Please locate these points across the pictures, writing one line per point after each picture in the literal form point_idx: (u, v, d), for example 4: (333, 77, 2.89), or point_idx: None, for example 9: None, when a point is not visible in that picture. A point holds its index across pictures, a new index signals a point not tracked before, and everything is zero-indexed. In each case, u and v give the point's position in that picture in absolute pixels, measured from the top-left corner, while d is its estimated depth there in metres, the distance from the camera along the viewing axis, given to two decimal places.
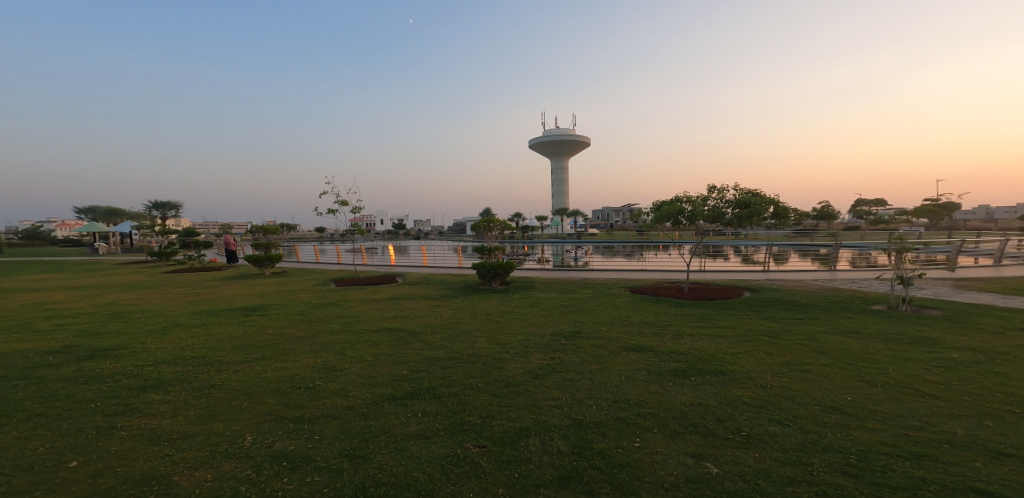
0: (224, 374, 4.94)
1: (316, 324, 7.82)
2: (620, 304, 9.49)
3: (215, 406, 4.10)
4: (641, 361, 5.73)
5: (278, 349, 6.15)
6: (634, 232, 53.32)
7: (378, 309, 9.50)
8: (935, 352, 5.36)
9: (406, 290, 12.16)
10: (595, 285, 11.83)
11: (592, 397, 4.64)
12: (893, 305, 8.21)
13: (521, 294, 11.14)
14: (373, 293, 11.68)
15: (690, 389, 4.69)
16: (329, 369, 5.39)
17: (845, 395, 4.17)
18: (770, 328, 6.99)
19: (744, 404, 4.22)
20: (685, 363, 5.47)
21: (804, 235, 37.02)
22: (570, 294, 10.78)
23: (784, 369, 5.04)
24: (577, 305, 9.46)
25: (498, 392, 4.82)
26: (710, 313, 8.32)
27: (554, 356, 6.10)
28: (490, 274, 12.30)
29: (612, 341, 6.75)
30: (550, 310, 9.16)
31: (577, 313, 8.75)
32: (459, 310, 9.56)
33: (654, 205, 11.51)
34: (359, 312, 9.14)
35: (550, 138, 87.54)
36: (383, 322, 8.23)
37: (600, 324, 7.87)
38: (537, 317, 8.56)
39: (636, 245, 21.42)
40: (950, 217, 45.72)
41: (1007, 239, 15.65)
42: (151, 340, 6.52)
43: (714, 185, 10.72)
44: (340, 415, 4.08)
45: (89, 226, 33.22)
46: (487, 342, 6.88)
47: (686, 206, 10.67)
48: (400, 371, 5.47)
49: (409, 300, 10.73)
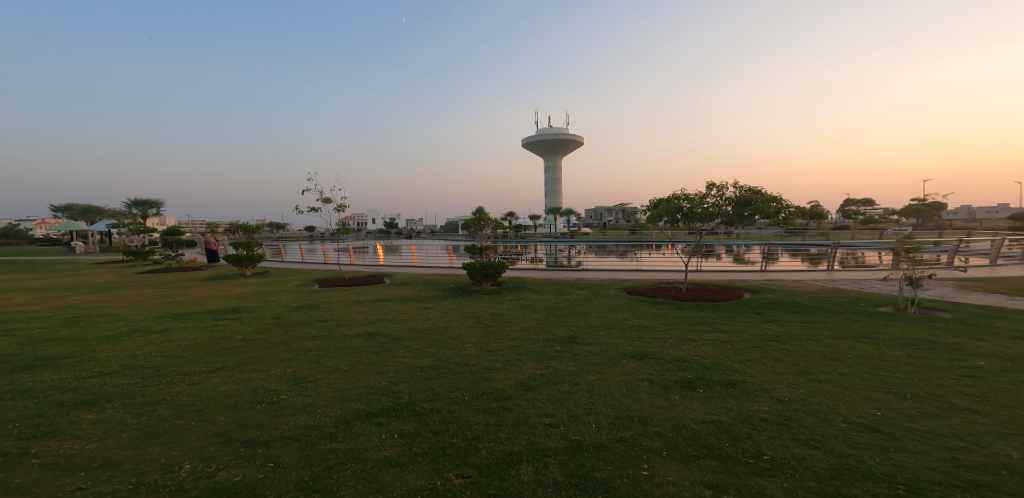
0: (175, 387, 4.38)
1: (291, 329, 7.24)
2: (617, 306, 9.02)
3: (156, 427, 3.54)
4: (643, 370, 5.28)
5: (244, 357, 5.59)
6: (627, 232, 53.18)
7: (361, 312, 8.92)
8: (959, 359, 4.96)
9: (392, 292, 11.57)
10: (589, 286, 11.38)
11: (591, 413, 4.17)
12: (901, 306, 7.83)
13: (513, 295, 10.63)
14: (357, 295, 11.09)
15: (699, 403, 4.23)
16: (298, 380, 4.84)
17: (873, 411, 3.74)
18: (777, 332, 6.57)
19: (761, 421, 3.77)
20: (691, 373, 5.03)
21: (796, 234, 37.09)
22: (564, 295, 10.28)
23: (801, 379, 4.60)
24: (572, 308, 8.98)
25: (486, 409, 4.33)
26: (712, 316, 7.89)
27: (548, 364, 5.62)
28: (481, 275, 11.78)
29: (610, 347, 6.27)
30: (544, 313, 8.64)
31: (572, 316, 8.25)
32: (447, 313, 9.02)
33: (651, 202, 11.09)
34: (340, 315, 8.57)
35: (547, 138, 86.90)
36: (365, 326, 7.68)
37: (596, 328, 7.39)
38: (529, 321, 8.05)
39: (631, 244, 20.97)
40: (937, 217, 46.13)
41: (1001, 238, 15.50)
42: (103, 347, 5.91)
43: (713, 182, 10.33)
44: (304, 437, 3.56)
45: (65, 225, 32.01)
46: (476, 349, 6.37)
47: (684, 203, 10.24)
48: (378, 382, 4.95)
49: (394, 302, 10.18)
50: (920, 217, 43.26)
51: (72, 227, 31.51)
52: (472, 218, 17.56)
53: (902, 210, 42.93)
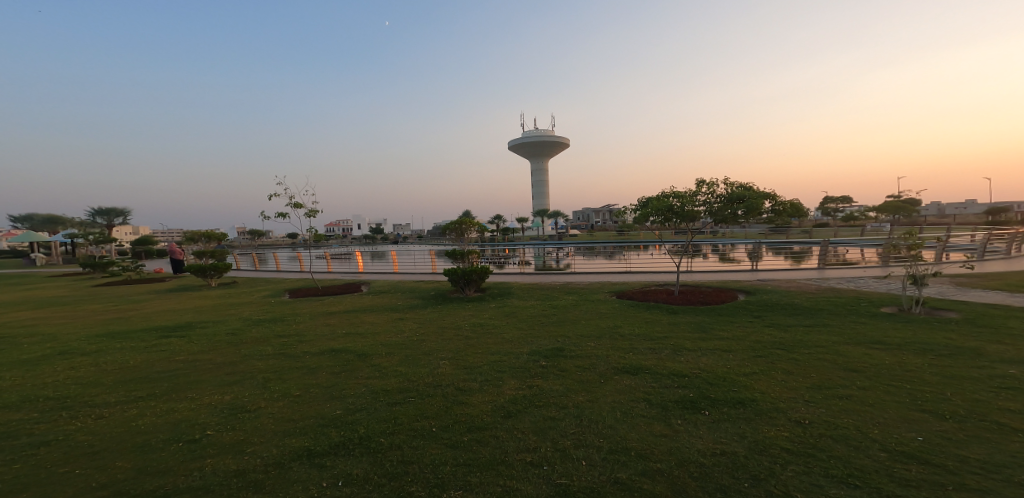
0: (75, 425, 3.60)
1: (245, 347, 6.46)
2: (607, 312, 8.42)
3: (27, 483, 2.78)
4: (638, 389, 4.68)
5: (178, 382, 4.81)
6: (615, 233, 53.03)
7: (329, 325, 8.14)
8: (987, 368, 4.47)
9: (367, 301, 10.77)
10: (578, 290, 10.80)
11: (581, 445, 3.55)
12: (905, 306, 7.29)
13: (496, 302, 9.94)
14: (328, 305, 10.27)
15: (706, 430, 3.63)
16: (236, 410, 4.11)
17: (911, 436, 3.18)
18: (781, 338, 6.03)
19: (781, 451, 3.18)
20: (693, 391, 4.44)
21: (781, 231, 37.35)
22: (550, 301, 9.64)
23: (818, 396, 4.05)
24: (559, 315, 8.34)
25: (458, 443, 3.66)
26: (708, 321, 7.34)
27: (532, 384, 4.98)
28: (463, 281, 11.09)
29: (601, 361, 5.65)
30: (528, 322, 7.98)
31: (558, 325, 7.61)
32: (424, 324, 8.29)
33: (640, 201, 10.58)
34: (304, 329, 7.78)
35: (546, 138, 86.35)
36: (330, 341, 6.94)
37: (585, 338, 6.77)
38: (512, 331, 7.39)
39: (619, 246, 20.37)
40: (916, 214, 47.01)
41: (989, 233, 15.40)
42: (11, 373, 5.07)
43: (703, 179, 9.81)
44: (223, 489, 2.84)
45: (24, 235, 30.22)
46: (452, 367, 5.69)
47: (675, 201, 9.70)
48: (333, 411, 4.24)
49: (368, 312, 9.43)
50: (901, 213, 43.87)
51: (32, 238, 29.74)
52: (453, 221, 16.76)
53: (883, 208, 43.56)
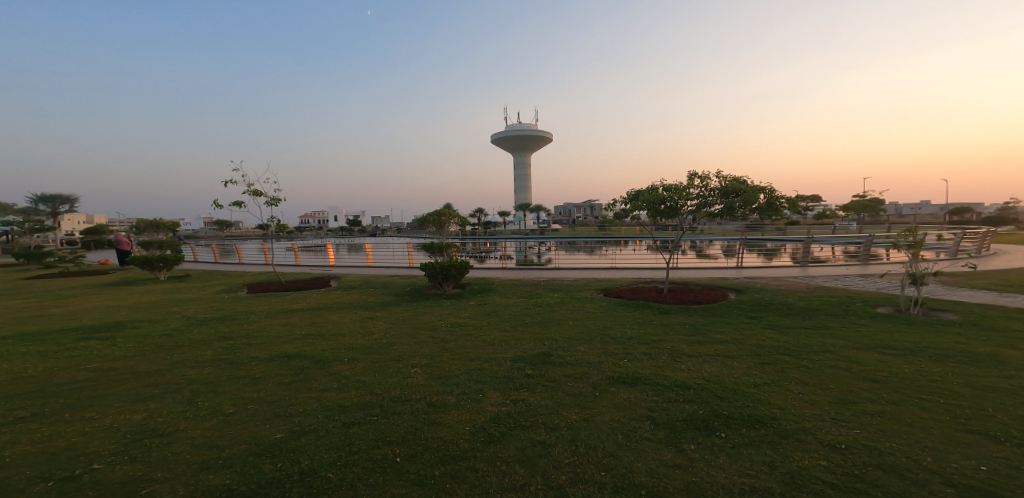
0: None
1: (181, 353, 5.56)
2: (595, 312, 7.85)
3: None
4: (639, 405, 4.08)
5: (82, 401, 3.94)
6: (595, 228, 52.97)
7: (286, 325, 7.26)
8: (1016, 378, 4.07)
9: (334, 298, 9.88)
10: (562, 287, 10.20)
11: (579, 481, 2.91)
12: (902, 307, 6.86)
13: (476, 300, 9.21)
14: (289, 302, 9.32)
15: (726, 458, 3.05)
16: (146, 439, 3.29)
17: (971, 467, 2.67)
18: (785, 340, 5.57)
19: (824, 487, 2.61)
20: (702, 407, 3.87)
21: (757, 228, 37.97)
22: (534, 299, 8.99)
23: (845, 412, 3.53)
24: (543, 315, 7.71)
25: (427, 479, 2.97)
26: (703, 322, 6.85)
27: (516, 399, 4.32)
28: (441, 277, 10.33)
29: (592, 370, 5.04)
30: (510, 322, 7.30)
31: (544, 326, 6.97)
32: (396, 324, 7.50)
33: (629, 193, 10.04)
34: (257, 330, 6.88)
35: (529, 134, 85.79)
36: (285, 344, 6.10)
37: (574, 342, 6.14)
38: (493, 333, 6.72)
39: (602, 241, 19.88)
40: (882, 214, 48.64)
41: (964, 232, 15.59)
42: None
43: (695, 171, 9.34)
44: None
45: None
46: (424, 376, 4.96)
47: (666, 194, 9.18)
48: (274, 435, 3.47)
49: (333, 309, 8.58)
50: (868, 212, 45.27)
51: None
52: (430, 213, 15.86)
53: (853, 208, 44.83)
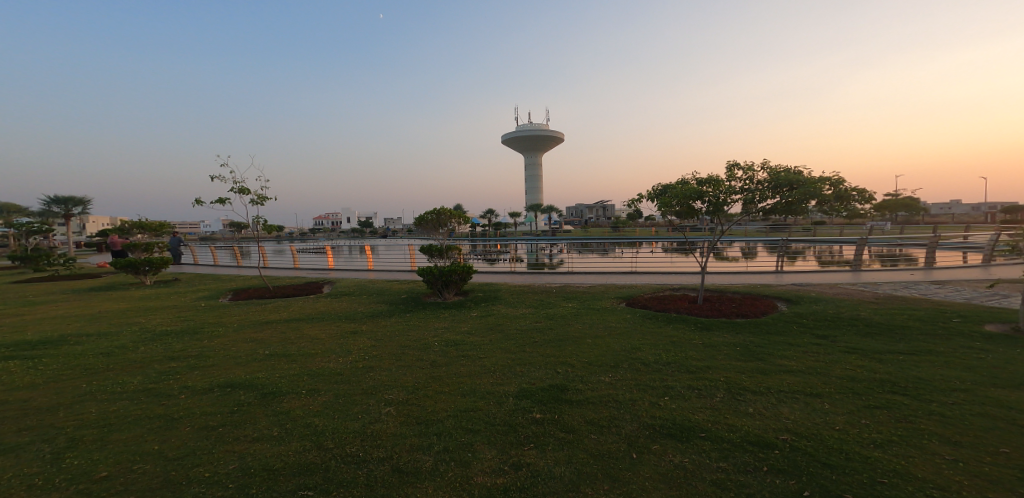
0: None
1: (104, 380, 4.47)
2: (619, 326, 6.54)
3: None
4: (701, 477, 2.79)
5: None
6: (610, 230, 51.20)
7: (252, 340, 6.13)
8: None
9: (319, 306, 8.74)
10: (578, 295, 8.89)
11: None
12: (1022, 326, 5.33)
13: (478, 311, 7.96)
14: (268, 311, 8.21)
15: None
16: None
17: None
18: (883, 370, 4.17)
19: None
20: (802, 489, 2.56)
21: (783, 229, 35.85)
22: (545, 310, 7.66)
23: None
24: (557, 331, 6.41)
25: None
26: (758, 342, 5.45)
27: (521, 464, 3.07)
28: (441, 283, 9.16)
29: (624, 416, 3.76)
30: (516, 340, 6.04)
31: (557, 346, 5.68)
32: (380, 341, 6.30)
33: (655, 188, 8.66)
34: (213, 346, 5.77)
35: (542, 134, 84.43)
36: (237, 366, 4.97)
37: (595, 370, 4.84)
38: (495, 355, 5.47)
39: (619, 242, 18.28)
40: (918, 215, 45.63)
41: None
42: None
43: (736, 162, 7.92)
44: None
45: None
46: (400, 420, 3.75)
47: (701, 189, 7.78)
48: None
49: (315, 320, 7.46)
50: (905, 211, 42.47)
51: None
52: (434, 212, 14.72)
53: (888, 207, 41.99)
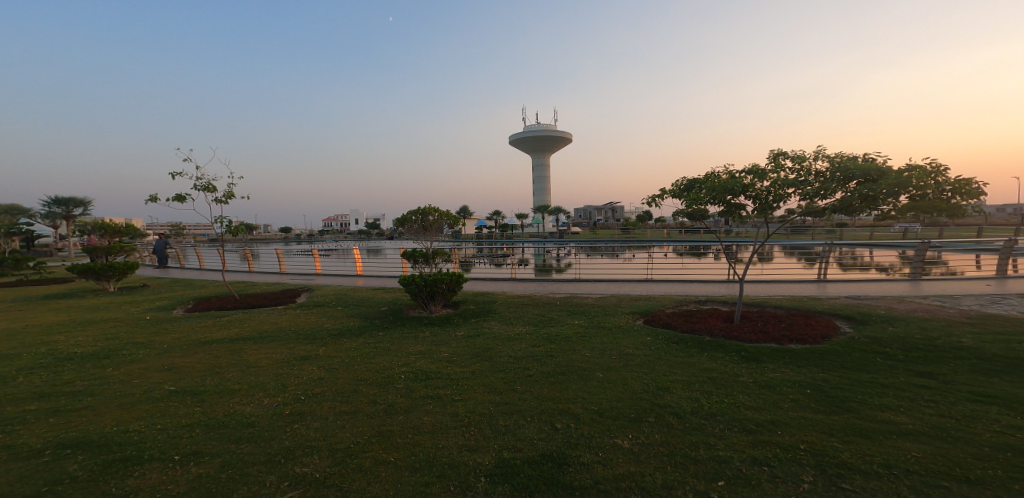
0: None
1: None
2: (640, 353, 5.09)
3: None
4: None
5: None
6: (620, 232, 49.51)
7: (168, 368, 4.81)
8: None
9: (281, 321, 7.44)
10: (587, 310, 7.44)
11: None
12: None
13: (465, 329, 6.60)
14: (217, 327, 6.93)
15: None
16: None
17: None
18: None
19: None
20: None
21: (802, 231, 33.90)
22: (545, 330, 6.24)
23: None
24: (559, 360, 4.98)
25: None
26: (834, 382, 3.96)
27: None
28: (425, 295, 7.82)
29: None
30: (506, 373, 4.65)
31: (559, 385, 4.26)
32: (333, 371, 4.93)
33: (680, 183, 7.20)
34: (113, 377, 4.47)
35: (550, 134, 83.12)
36: (114, 409, 3.61)
37: (611, 426, 3.42)
38: (474, 397, 4.07)
39: (630, 246, 16.76)
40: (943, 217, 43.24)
41: None
42: None
43: (783, 150, 6.42)
44: None
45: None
46: None
47: (742, 182, 6.28)
48: None
49: (265, 340, 6.15)
50: None
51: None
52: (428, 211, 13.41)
53: None
